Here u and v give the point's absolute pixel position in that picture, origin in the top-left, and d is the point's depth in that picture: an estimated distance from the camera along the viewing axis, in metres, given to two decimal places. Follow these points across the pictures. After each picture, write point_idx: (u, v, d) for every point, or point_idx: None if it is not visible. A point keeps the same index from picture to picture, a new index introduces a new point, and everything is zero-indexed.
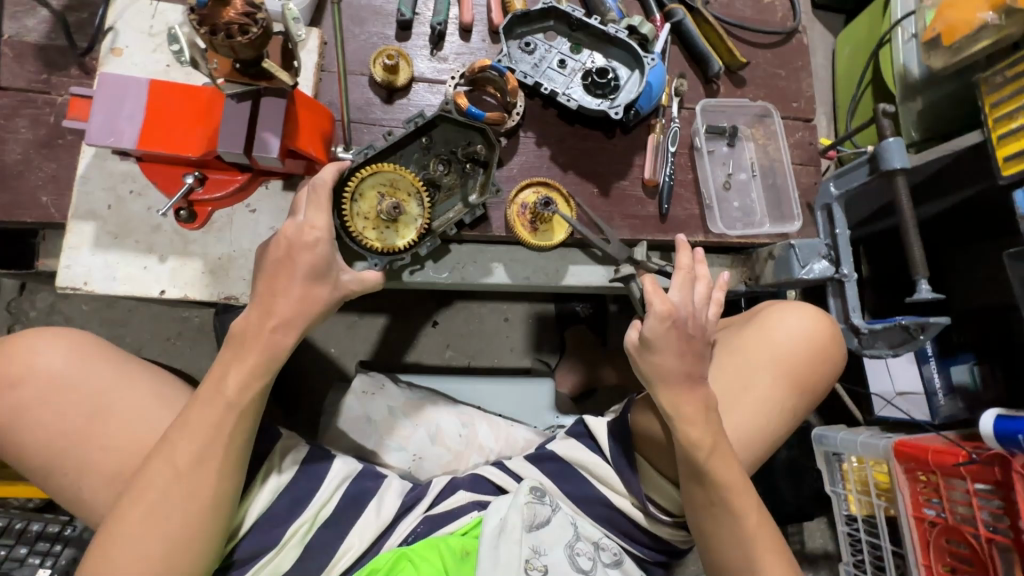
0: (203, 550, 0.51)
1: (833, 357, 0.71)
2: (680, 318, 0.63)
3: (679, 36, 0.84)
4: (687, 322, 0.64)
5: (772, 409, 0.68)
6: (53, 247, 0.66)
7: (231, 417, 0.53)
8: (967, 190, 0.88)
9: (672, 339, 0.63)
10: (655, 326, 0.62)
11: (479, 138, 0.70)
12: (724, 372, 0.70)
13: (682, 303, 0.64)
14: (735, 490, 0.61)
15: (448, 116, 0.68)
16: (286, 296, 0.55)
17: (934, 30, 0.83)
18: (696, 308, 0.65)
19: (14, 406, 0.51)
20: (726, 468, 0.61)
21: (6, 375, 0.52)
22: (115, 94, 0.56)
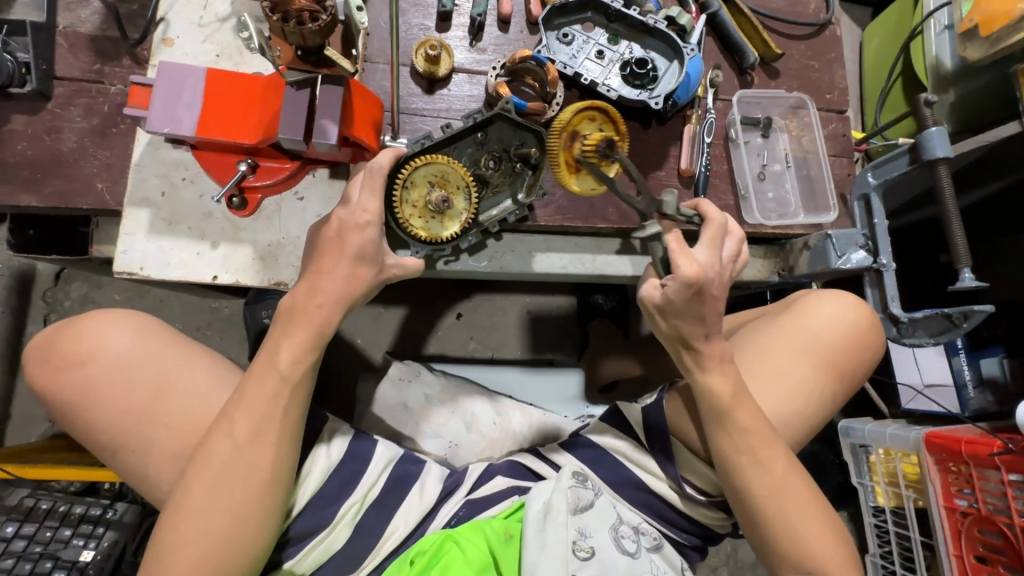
0: (263, 523, 0.53)
1: (872, 344, 0.71)
2: (706, 282, 0.60)
3: (714, 27, 0.84)
4: (711, 284, 0.61)
5: (812, 395, 0.68)
6: (106, 235, 0.68)
7: (285, 392, 0.54)
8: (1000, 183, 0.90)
9: (700, 307, 0.61)
10: (679, 289, 0.59)
11: (533, 140, 0.68)
12: (764, 358, 0.70)
13: (708, 265, 0.61)
14: (779, 476, 0.61)
15: (507, 116, 0.67)
16: (332, 274, 0.56)
17: (971, 21, 0.84)
18: (720, 268, 0.62)
19: (83, 385, 0.53)
20: (767, 452, 0.61)
21: (76, 355, 0.54)
22: (174, 84, 0.57)
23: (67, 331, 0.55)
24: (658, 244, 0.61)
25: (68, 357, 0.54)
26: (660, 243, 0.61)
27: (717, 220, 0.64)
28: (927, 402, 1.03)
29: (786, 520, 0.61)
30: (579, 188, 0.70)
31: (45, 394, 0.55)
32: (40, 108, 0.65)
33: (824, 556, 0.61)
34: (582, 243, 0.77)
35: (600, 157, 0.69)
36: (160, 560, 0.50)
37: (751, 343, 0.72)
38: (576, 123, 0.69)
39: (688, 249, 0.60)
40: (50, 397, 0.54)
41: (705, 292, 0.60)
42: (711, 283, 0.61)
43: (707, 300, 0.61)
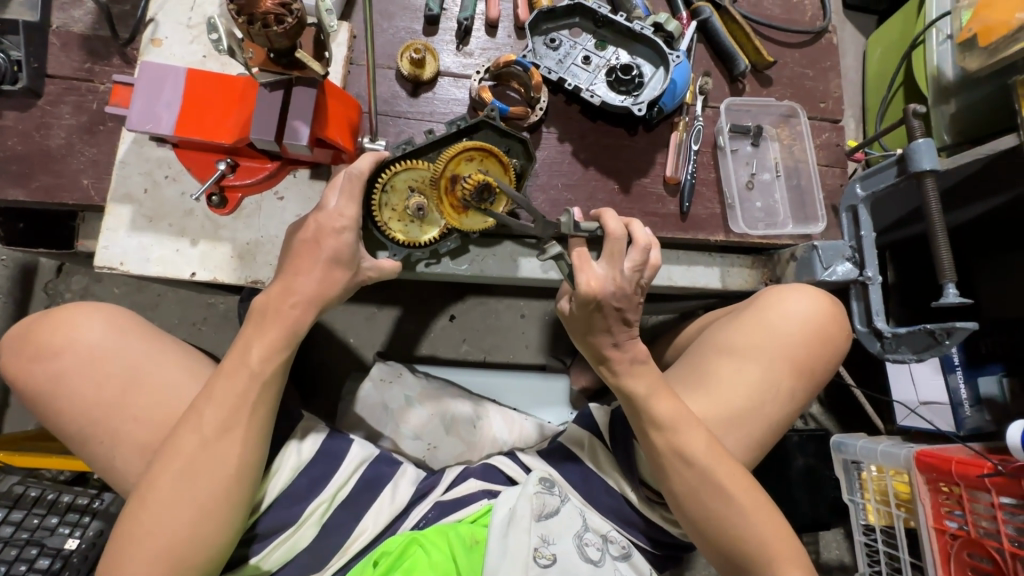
0: (228, 517, 0.53)
1: (836, 340, 0.71)
2: (607, 299, 0.60)
3: (705, 34, 0.84)
4: (613, 298, 0.60)
5: (771, 393, 0.67)
6: (92, 229, 0.69)
7: (254, 388, 0.54)
8: (997, 199, 0.87)
9: (603, 321, 0.62)
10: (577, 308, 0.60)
11: (518, 150, 0.69)
12: (723, 360, 0.69)
13: (609, 279, 0.60)
14: (735, 478, 0.60)
15: (492, 124, 0.68)
16: (307, 276, 0.57)
17: (970, 31, 0.82)
18: (625, 280, 0.60)
19: (56, 375, 0.54)
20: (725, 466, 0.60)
21: (51, 345, 0.55)
22: (155, 83, 0.58)
23: (43, 321, 0.56)
24: (563, 263, 0.60)
25: (43, 347, 0.55)
26: (563, 260, 0.60)
27: (616, 234, 0.59)
28: (920, 420, 1.03)
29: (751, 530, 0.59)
30: (471, 230, 0.67)
31: (20, 382, 0.55)
32: (30, 105, 0.66)
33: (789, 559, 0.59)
34: None
35: (481, 200, 0.64)
36: (122, 550, 0.50)
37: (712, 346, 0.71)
38: (452, 167, 0.64)
39: (589, 263, 0.60)
40: (25, 386, 0.55)
41: (608, 307, 0.60)
42: (614, 298, 0.60)
43: (609, 313, 0.61)
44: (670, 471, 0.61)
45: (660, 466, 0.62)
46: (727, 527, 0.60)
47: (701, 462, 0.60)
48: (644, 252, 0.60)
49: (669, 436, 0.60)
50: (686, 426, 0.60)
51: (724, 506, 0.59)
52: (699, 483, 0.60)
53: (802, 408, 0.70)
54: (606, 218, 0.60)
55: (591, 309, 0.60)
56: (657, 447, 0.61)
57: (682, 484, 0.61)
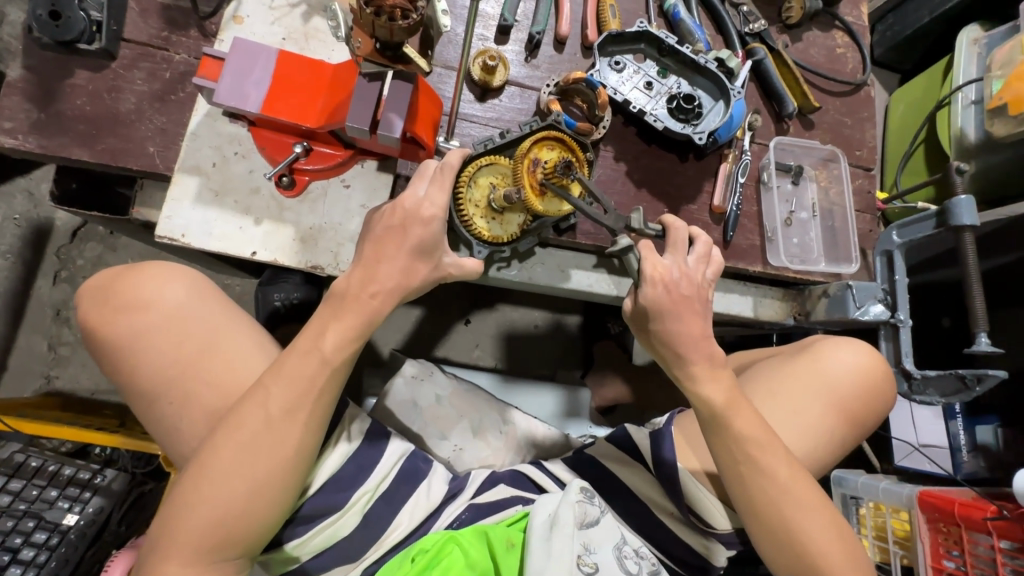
0: (280, 498, 0.54)
1: (884, 395, 0.74)
2: (675, 283, 0.65)
3: (757, 74, 0.87)
4: (681, 286, 0.65)
5: (822, 434, 0.71)
6: (149, 197, 0.68)
7: (324, 374, 0.55)
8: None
9: (676, 308, 0.64)
10: (649, 292, 0.64)
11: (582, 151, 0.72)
12: (775, 398, 0.72)
13: (674, 266, 0.66)
14: (807, 489, 0.63)
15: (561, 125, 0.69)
16: (390, 264, 0.57)
17: (1001, 99, 0.88)
18: (689, 269, 0.67)
19: (137, 330, 0.56)
20: (793, 477, 0.62)
21: (133, 301, 0.57)
22: (246, 59, 0.58)
23: (126, 277, 0.58)
24: (631, 255, 0.65)
25: (125, 300, 0.57)
26: (633, 252, 0.65)
27: (677, 225, 0.68)
28: (920, 460, 1.06)
29: (800, 541, 0.62)
30: (546, 211, 0.66)
31: (96, 333, 0.58)
32: (103, 67, 0.65)
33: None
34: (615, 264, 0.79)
35: (562, 178, 0.65)
36: (180, 515, 0.52)
37: (765, 383, 0.74)
38: (535, 150, 0.66)
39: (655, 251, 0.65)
40: (101, 337, 0.57)
41: (676, 292, 0.65)
42: (681, 283, 0.65)
43: (679, 305, 0.64)
44: (742, 487, 0.63)
45: (730, 480, 0.63)
46: (792, 542, 0.62)
47: (775, 481, 0.62)
48: (707, 242, 0.68)
49: (748, 453, 0.62)
50: (764, 445, 0.62)
51: (793, 523, 0.62)
52: (773, 499, 0.62)
53: (843, 452, 0.75)
54: (670, 221, 0.69)
55: (663, 292, 0.64)
56: (734, 462, 0.63)
57: (754, 490, 0.62)
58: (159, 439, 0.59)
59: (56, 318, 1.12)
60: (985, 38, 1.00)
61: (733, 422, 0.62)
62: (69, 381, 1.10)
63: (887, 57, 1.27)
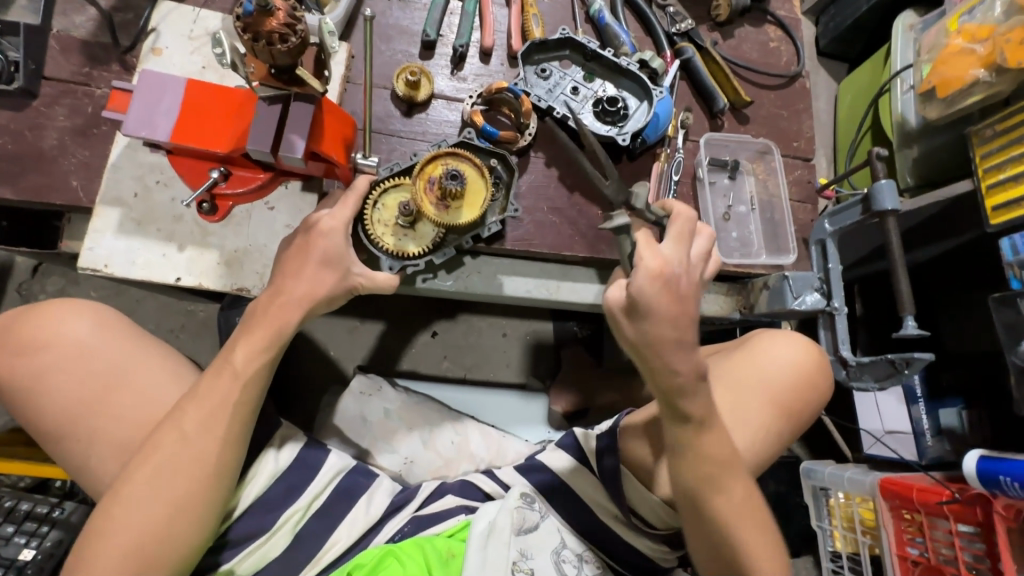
0: (200, 518, 0.55)
1: (819, 388, 0.74)
2: (673, 278, 0.60)
3: (687, 72, 0.88)
4: (681, 277, 0.61)
5: (757, 432, 0.71)
6: (77, 230, 0.69)
7: (237, 387, 0.58)
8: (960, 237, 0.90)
9: (671, 300, 0.59)
10: (643, 284, 0.58)
11: (494, 157, 0.77)
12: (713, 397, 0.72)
13: (678, 257, 0.62)
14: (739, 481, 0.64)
15: (469, 143, 0.75)
16: (296, 282, 0.60)
17: (929, 82, 0.87)
18: (689, 263, 0.63)
19: (39, 371, 0.58)
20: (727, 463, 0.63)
21: (35, 342, 0.58)
22: (154, 90, 0.60)
23: (27, 319, 0.60)
24: (626, 238, 0.65)
25: (28, 342, 0.58)
26: (627, 236, 0.65)
27: (684, 215, 0.65)
28: (885, 449, 1.06)
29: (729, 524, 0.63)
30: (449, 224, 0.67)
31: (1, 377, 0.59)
32: (25, 105, 0.67)
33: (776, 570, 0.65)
34: (546, 268, 0.79)
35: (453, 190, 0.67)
36: (94, 545, 0.52)
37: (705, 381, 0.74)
38: (430, 169, 0.69)
39: (654, 243, 0.61)
40: (6, 380, 0.59)
41: (677, 288, 0.60)
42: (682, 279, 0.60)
43: (681, 293, 0.60)
44: (694, 490, 0.63)
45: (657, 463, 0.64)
46: (730, 539, 0.64)
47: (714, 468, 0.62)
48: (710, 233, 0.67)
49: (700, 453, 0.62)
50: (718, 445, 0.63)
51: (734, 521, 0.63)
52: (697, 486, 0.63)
53: (783, 446, 0.75)
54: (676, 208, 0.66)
55: (665, 288, 0.59)
56: (692, 464, 0.62)
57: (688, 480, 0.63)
58: (77, 477, 0.60)
59: None
60: (919, 24, 1.01)
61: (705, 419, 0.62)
62: None
63: (834, 48, 1.27)
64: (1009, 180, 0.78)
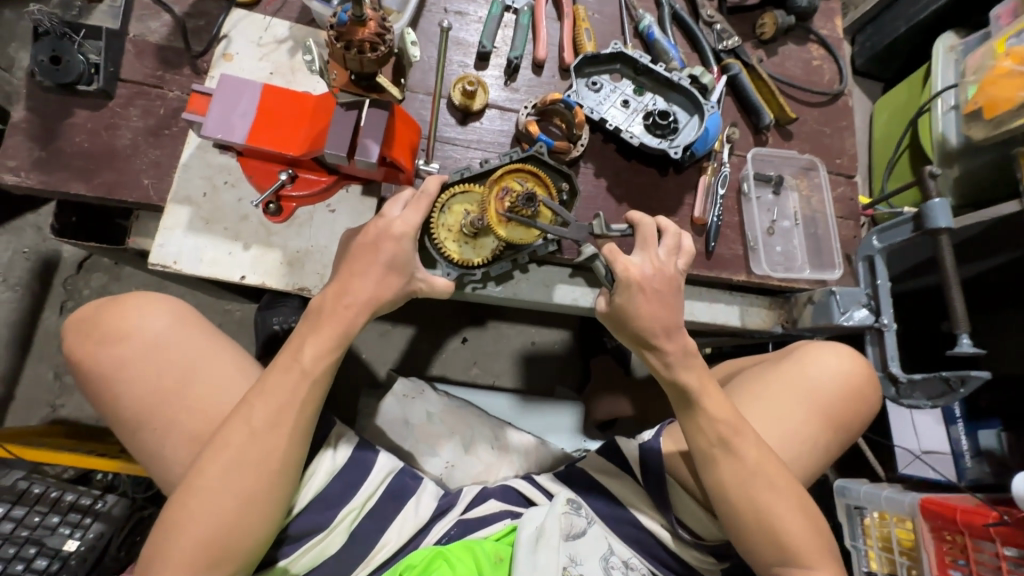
0: (269, 512, 0.57)
1: (870, 397, 0.74)
2: (649, 281, 0.66)
3: (734, 88, 0.89)
4: (654, 280, 0.66)
5: (805, 442, 0.71)
6: (144, 227, 0.71)
7: (304, 385, 0.59)
8: (1001, 256, 0.93)
9: (650, 302, 0.66)
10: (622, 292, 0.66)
11: (563, 180, 0.76)
12: (760, 408, 0.72)
13: (646, 263, 0.67)
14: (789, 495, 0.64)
15: (541, 158, 0.74)
16: (362, 285, 0.62)
17: (975, 103, 0.89)
18: (662, 264, 0.67)
19: (118, 360, 0.60)
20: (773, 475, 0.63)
21: (116, 331, 0.61)
22: (232, 94, 0.62)
23: (110, 309, 0.62)
24: (598, 262, 0.67)
25: (109, 332, 0.61)
26: (598, 259, 0.67)
27: (642, 220, 0.69)
28: (924, 468, 1.04)
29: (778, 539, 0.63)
30: (508, 237, 0.69)
31: (82, 365, 0.61)
32: (101, 106, 0.69)
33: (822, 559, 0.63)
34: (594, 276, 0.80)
35: (524, 210, 0.68)
36: (171, 533, 0.54)
37: (750, 391, 0.74)
38: (507, 181, 0.71)
39: (623, 254, 0.66)
40: (87, 368, 0.61)
41: (649, 291, 0.66)
42: (654, 281, 0.66)
43: (651, 296, 0.66)
44: (747, 496, 0.63)
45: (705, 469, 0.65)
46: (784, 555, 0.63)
47: (757, 479, 0.63)
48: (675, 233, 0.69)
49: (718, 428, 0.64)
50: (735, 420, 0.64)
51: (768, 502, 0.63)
52: (746, 496, 0.63)
53: (832, 458, 0.75)
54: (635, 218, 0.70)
55: (645, 290, 0.66)
56: (724, 451, 0.64)
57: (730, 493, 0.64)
58: (148, 464, 0.62)
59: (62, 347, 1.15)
60: (961, 45, 1.02)
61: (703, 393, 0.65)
62: (74, 410, 1.13)
63: (870, 67, 1.28)
64: None
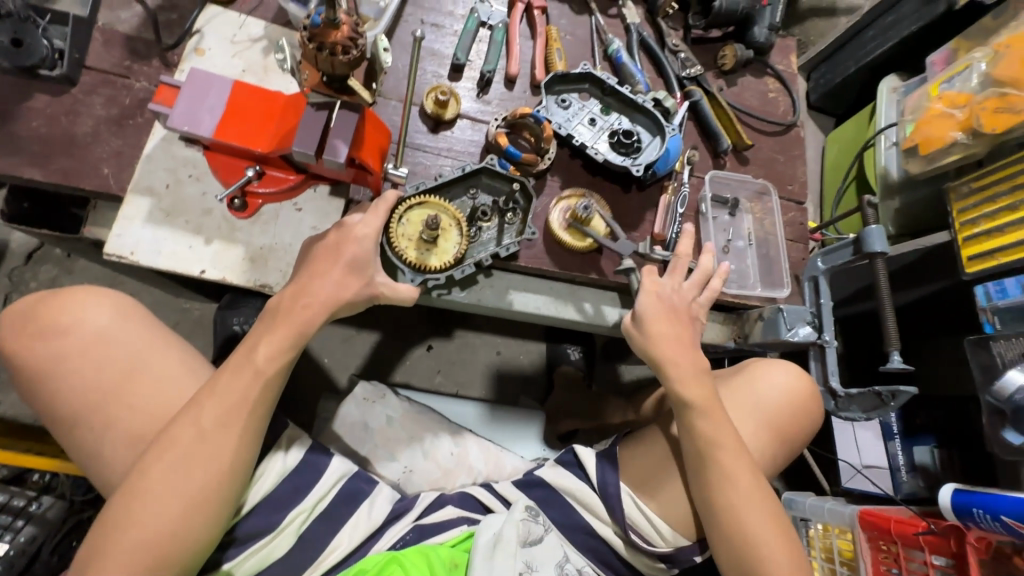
0: (215, 514, 0.56)
1: (815, 411, 0.79)
2: (667, 297, 0.75)
3: (695, 114, 0.94)
4: (675, 302, 0.76)
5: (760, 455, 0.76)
6: (102, 218, 0.70)
7: (258, 385, 0.59)
8: (936, 283, 0.98)
9: (668, 319, 0.75)
10: (649, 304, 0.74)
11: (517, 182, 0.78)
12: None
13: (673, 286, 0.77)
14: (768, 514, 0.68)
15: (491, 168, 0.78)
16: (322, 282, 0.62)
17: (912, 140, 0.95)
18: (684, 291, 0.77)
19: (59, 356, 0.59)
20: (755, 491, 0.68)
21: (58, 326, 0.59)
22: (201, 88, 0.62)
23: (52, 303, 0.61)
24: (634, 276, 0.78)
25: (51, 326, 0.59)
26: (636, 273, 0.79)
27: (686, 254, 0.79)
28: (865, 482, 1.09)
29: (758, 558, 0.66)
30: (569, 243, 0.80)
31: (17, 360, 0.59)
32: (63, 92, 0.68)
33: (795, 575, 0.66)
34: (554, 288, 0.83)
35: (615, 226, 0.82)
36: (111, 536, 0.53)
37: None
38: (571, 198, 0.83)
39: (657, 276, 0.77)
40: (22, 363, 0.59)
41: (663, 304, 0.75)
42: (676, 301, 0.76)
43: (675, 314, 0.75)
44: (728, 512, 0.68)
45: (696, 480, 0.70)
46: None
47: (739, 492, 0.68)
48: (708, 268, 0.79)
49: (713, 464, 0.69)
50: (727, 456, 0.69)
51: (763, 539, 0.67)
52: (731, 509, 0.67)
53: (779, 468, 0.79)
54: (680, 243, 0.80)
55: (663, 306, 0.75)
56: (713, 461, 0.69)
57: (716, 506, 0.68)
58: (85, 464, 0.60)
59: None
60: (901, 87, 1.10)
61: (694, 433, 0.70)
62: (12, 407, 1.08)
63: (823, 103, 1.37)
64: (983, 233, 0.85)
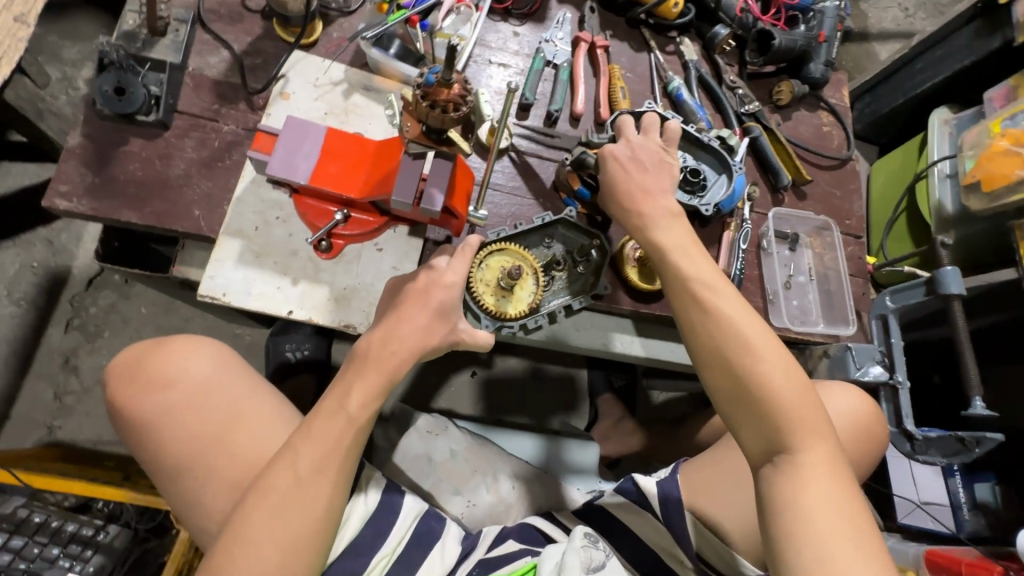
0: (310, 564, 0.56)
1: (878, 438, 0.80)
2: (636, 159, 0.69)
3: (754, 149, 0.95)
4: (646, 160, 0.69)
5: None
6: (189, 257, 0.71)
7: (349, 433, 0.58)
8: (1000, 313, 0.99)
9: (638, 174, 0.68)
10: (609, 167, 0.69)
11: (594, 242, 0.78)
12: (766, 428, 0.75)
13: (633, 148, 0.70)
14: (802, 411, 0.54)
15: (569, 220, 0.78)
16: (410, 323, 0.62)
17: (974, 176, 0.96)
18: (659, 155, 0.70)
19: (162, 406, 0.60)
20: (787, 384, 0.55)
21: (160, 375, 0.61)
22: (298, 135, 0.64)
23: (155, 352, 0.62)
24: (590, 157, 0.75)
25: (154, 375, 0.61)
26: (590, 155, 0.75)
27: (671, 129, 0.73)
28: (923, 518, 1.07)
29: (794, 467, 0.52)
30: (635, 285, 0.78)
31: (122, 410, 0.61)
32: (157, 135, 0.70)
33: (842, 492, 0.51)
34: (624, 324, 0.82)
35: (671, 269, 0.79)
36: None
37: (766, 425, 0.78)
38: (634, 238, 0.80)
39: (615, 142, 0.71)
40: (128, 414, 0.60)
41: (625, 163, 0.68)
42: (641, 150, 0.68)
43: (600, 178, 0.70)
44: (750, 410, 0.55)
45: (707, 367, 0.57)
46: (799, 490, 0.51)
47: (768, 385, 0.54)
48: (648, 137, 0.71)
49: (803, 484, 0.51)
50: (833, 491, 0.51)
51: (812, 467, 0.52)
52: (754, 404, 0.55)
53: None
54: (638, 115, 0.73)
55: (622, 163, 0.68)
56: (721, 341, 0.57)
57: (742, 401, 0.55)
58: (185, 513, 0.61)
59: (64, 366, 1.12)
60: (954, 120, 1.11)
61: (766, 418, 0.54)
62: (72, 432, 1.10)
63: (867, 132, 1.37)
64: None
